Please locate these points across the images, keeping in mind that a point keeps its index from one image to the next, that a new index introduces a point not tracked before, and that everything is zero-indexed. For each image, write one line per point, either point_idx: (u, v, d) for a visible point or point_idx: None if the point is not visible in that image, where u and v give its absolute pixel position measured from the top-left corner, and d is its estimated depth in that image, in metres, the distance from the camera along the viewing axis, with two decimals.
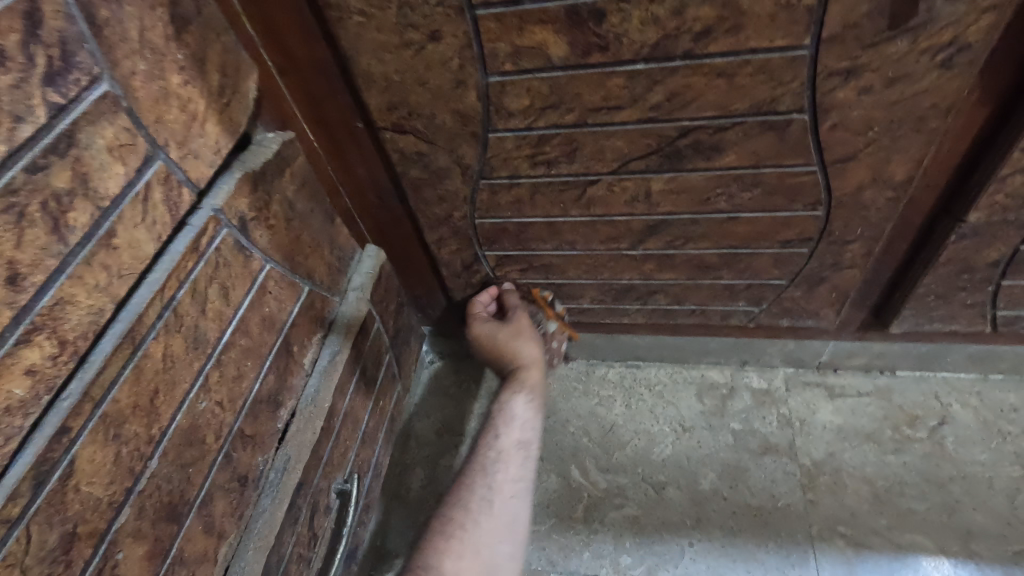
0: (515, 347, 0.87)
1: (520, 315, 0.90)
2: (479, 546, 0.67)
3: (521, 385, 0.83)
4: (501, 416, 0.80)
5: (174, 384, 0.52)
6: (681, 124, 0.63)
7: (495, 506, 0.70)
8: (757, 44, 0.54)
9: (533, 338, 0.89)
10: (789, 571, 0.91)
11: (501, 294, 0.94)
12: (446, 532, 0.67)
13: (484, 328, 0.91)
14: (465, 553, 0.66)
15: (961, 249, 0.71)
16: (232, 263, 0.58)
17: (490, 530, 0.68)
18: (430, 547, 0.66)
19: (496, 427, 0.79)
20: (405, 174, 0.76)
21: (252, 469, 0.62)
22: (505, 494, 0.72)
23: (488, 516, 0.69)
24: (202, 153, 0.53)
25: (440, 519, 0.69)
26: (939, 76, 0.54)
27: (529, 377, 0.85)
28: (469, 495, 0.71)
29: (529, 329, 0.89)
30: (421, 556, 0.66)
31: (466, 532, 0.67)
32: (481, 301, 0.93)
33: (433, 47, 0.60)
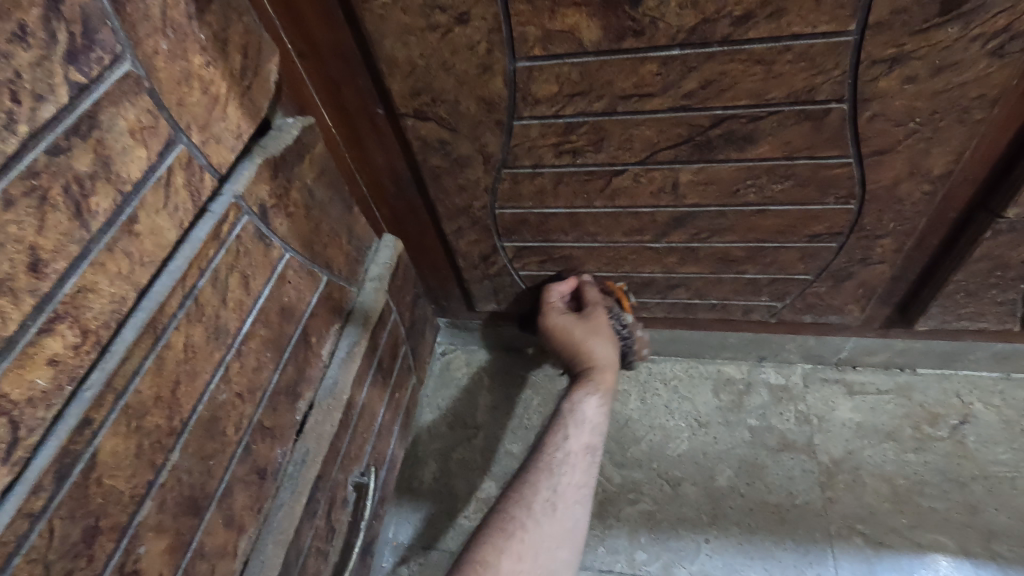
0: (589, 344, 0.84)
1: (599, 312, 0.85)
2: (538, 548, 0.64)
3: (593, 386, 0.80)
4: (570, 415, 0.77)
5: (195, 374, 0.50)
6: (714, 113, 0.61)
7: (558, 510, 0.68)
8: (799, 29, 0.52)
9: (608, 338, 0.85)
10: (807, 569, 0.90)
11: (581, 286, 0.89)
12: (508, 529, 0.65)
13: (559, 320, 0.86)
14: (525, 555, 0.63)
15: (996, 246, 0.70)
16: (253, 251, 0.57)
17: (550, 535, 0.66)
18: (487, 543, 0.64)
19: (564, 427, 0.76)
20: (426, 162, 0.74)
21: (271, 462, 0.61)
22: (569, 499, 0.69)
23: (551, 520, 0.67)
24: (224, 137, 0.52)
25: (500, 515, 0.67)
26: (987, 64, 0.52)
27: (603, 378, 0.81)
28: (533, 495, 0.68)
29: (607, 327, 0.85)
30: (477, 551, 0.63)
31: (528, 532, 0.65)
32: (558, 290, 0.89)
33: (461, 30, 0.58)
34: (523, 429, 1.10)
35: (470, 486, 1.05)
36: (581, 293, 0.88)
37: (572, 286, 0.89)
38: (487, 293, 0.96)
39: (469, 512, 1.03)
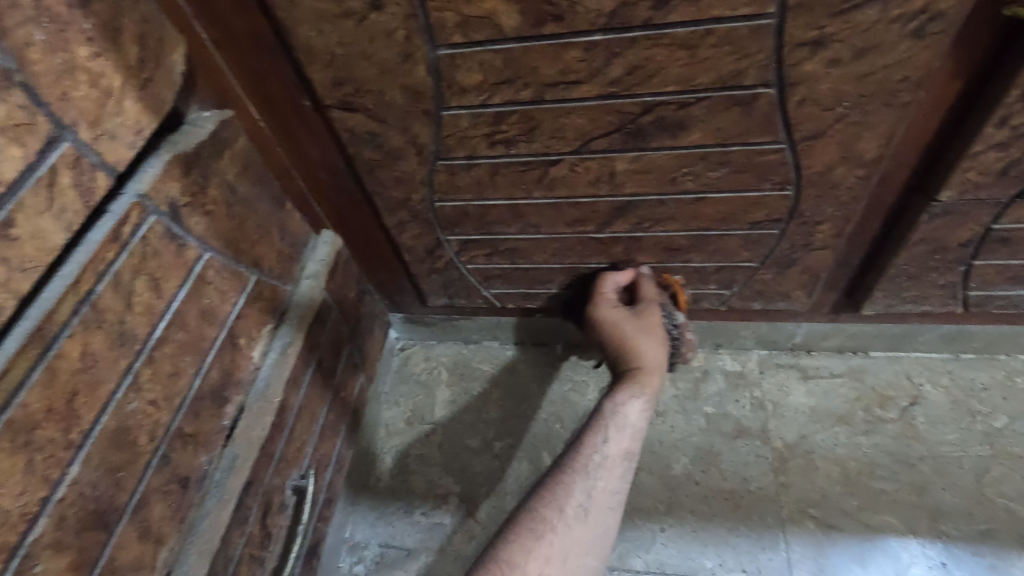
0: (639, 342, 0.78)
1: (653, 308, 0.81)
2: (566, 554, 0.63)
3: (640, 388, 0.74)
4: (611, 416, 0.73)
5: (97, 384, 0.48)
6: (643, 100, 0.59)
7: (590, 517, 0.66)
8: (719, 12, 0.51)
9: (658, 337, 0.79)
10: (760, 554, 0.90)
11: (637, 278, 0.84)
12: (536, 530, 0.63)
13: (609, 313, 0.82)
14: (552, 559, 0.62)
15: (933, 229, 0.70)
16: (163, 252, 0.54)
17: (580, 541, 0.64)
18: (513, 541, 0.62)
19: (604, 427, 0.72)
20: (358, 155, 0.71)
21: (194, 469, 0.59)
22: (603, 505, 0.67)
23: (581, 525, 0.65)
24: (120, 133, 0.49)
25: (530, 513, 0.65)
26: (909, 46, 0.51)
27: (649, 381, 0.76)
28: (565, 499, 0.66)
29: (659, 326, 0.80)
30: (503, 550, 0.62)
31: (557, 536, 0.63)
32: (613, 281, 0.83)
33: (376, 17, 0.55)
34: (481, 423, 1.08)
35: (428, 483, 1.04)
36: (637, 286, 0.83)
37: (628, 279, 0.84)
38: (438, 287, 0.94)
39: (426, 509, 1.01)
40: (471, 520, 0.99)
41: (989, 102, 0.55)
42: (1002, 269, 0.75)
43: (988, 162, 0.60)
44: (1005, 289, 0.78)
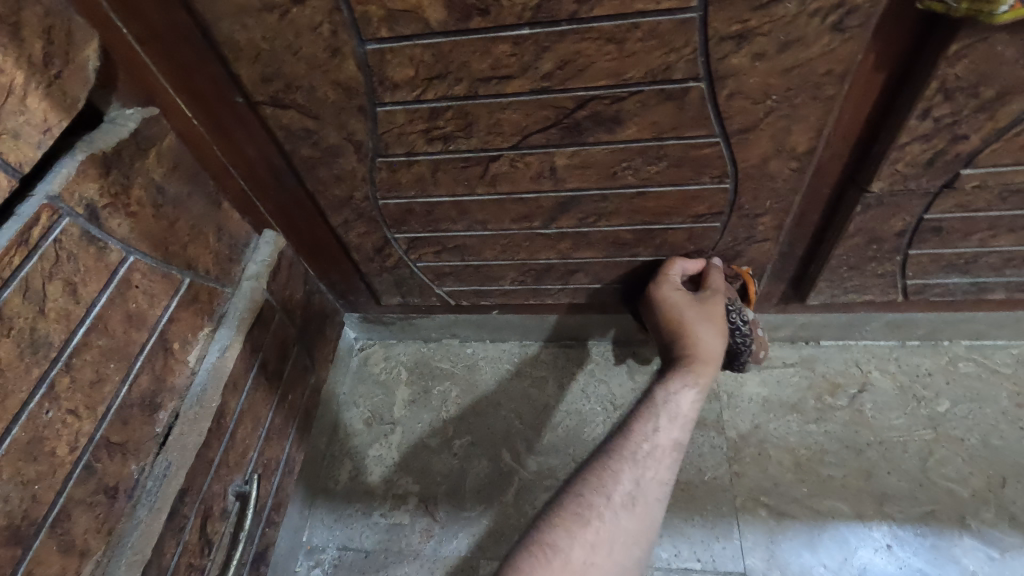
0: (698, 331, 0.77)
1: (719, 299, 0.77)
2: (611, 542, 0.63)
3: (693, 378, 0.74)
4: (664, 404, 0.73)
5: (5, 394, 0.46)
6: (577, 94, 0.59)
7: (639, 507, 0.65)
8: (643, 6, 0.51)
9: (719, 329, 0.77)
10: (714, 543, 0.92)
11: (707, 268, 0.80)
12: (582, 515, 0.64)
13: (673, 295, 0.79)
14: (598, 547, 0.62)
15: (867, 220, 0.71)
16: (79, 256, 0.52)
17: (626, 530, 0.64)
18: (558, 527, 0.63)
19: (656, 416, 0.72)
20: (296, 152, 0.70)
21: (124, 479, 0.57)
22: (651, 495, 0.67)
23: (629, 515, 0.65)
24: (23, 132, 0.47)
25: (576, 498, 0.66)
26: (830, 40, 0.52)
27: (702, 371, 0.75)
28: (614, 486, 0.66)
29: (722, 318, 0.78)
30: (546, 535, 0.63)
31: (603, 523, 0.64)
32: (682, 266, 0.80)
33: (300, 11, 0.54)
34: (441, 422, 1.07)
35: (386, 483, 1.03)
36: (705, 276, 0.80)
37: (698, 267, 0.80)
38: (390, 286, 0.93)
39: (385, 510, 1.00)
40: (431, 520, 0.98)
41: (911, 94, 0.56)
42: (936, 258, 0.76)
43: (915, 153, 0.62)
44: (941, 277, 0.80)
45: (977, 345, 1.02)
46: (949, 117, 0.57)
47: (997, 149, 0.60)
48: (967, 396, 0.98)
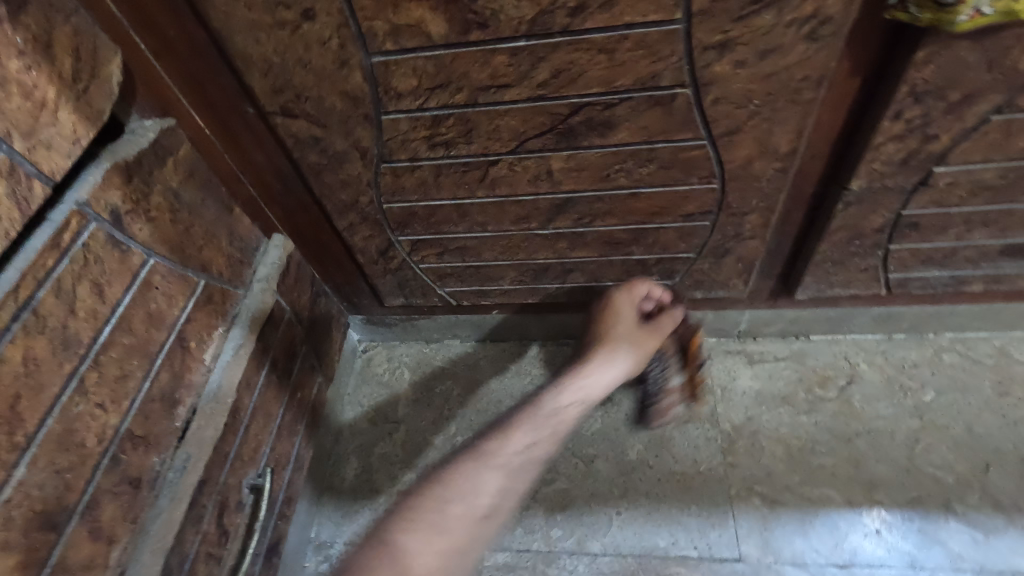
0: (616, 349, 0.81)
1: (653, 337, 0.84)
2: (458, 553, 0.53)
3: (585, 390, 0.74)
4: (540, 414, 0.66)
5: (40, 388, 0.49)
6: (571, 101, 0.63)
7: (492, 519, 0.56)
8: (631, 18, 0.54)
9: (634, 359, 0.82)
10: (710, 532, 0.95)
11: (668, 306, 0.89)
12: (431, 519, 0.54)
13: (620, 307, 0.86)
14: (445, 556, 0.52)
15: (849, 216, 0.75)
16: (105, 258, 0.56)
17: (475, 541, 0.54)
18: (407, 527, 0.53)
19: (527, 424, 0.64)
20: (304, 159, 0.73)
21: (147, 471, 0.60)
22: (511, 506, 0.57)
23: (481, 524, 0.55)
24: (56, 143, 0.50)
25: (427, 497, 0.55)
26: (805, 48, 0.56)
27: (595, 386, 0.75)
28: (472, 488, 0.56)
29: (644, 352, 0.83)
30: (389, 538, 0.52)
31: (453, 528, 0.54)
32: (647, 288, 0.87)
33: (309, 26, 0.57)
34: (444, 420, 1.10)
35: (392, 480, 1.06)
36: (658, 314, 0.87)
37: (659, 300, 0.88)
38: (393, 287, 0.96)
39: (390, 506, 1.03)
40: None
41: (884, 97, 0.60)
42: (916, 252, 0.80)
43: (890, 153, 0.65)
44: (921, 271, 0.84)
45: (960, 337, 1.06)
46: (920, 118, 0.61)
47: (967, 147, 0.64)
48: (952, 385, 1.02)
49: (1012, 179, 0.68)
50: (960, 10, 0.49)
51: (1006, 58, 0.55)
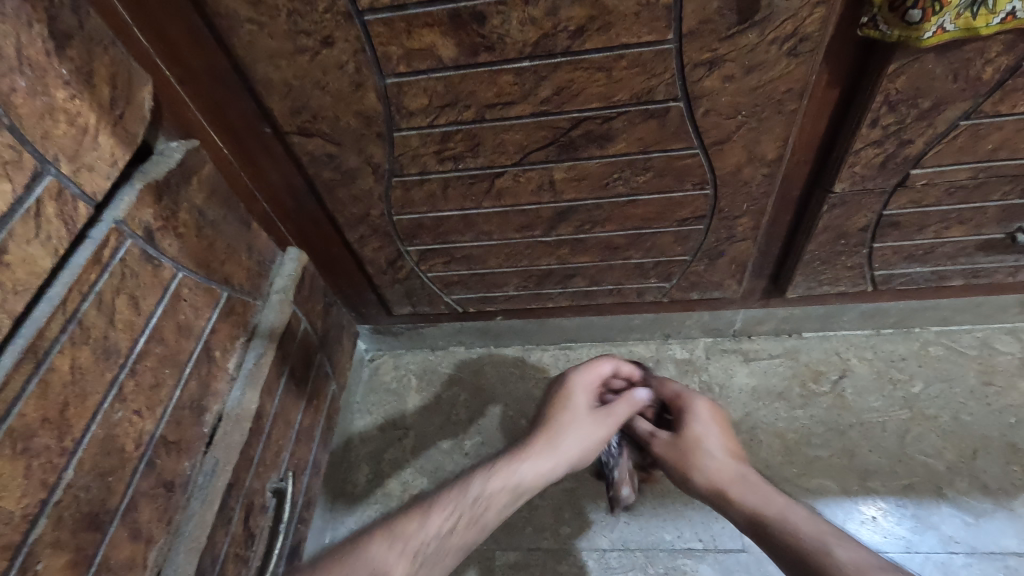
0: (563, 433, 0.76)
1: (608, 427, 0.78)
2: None
3: (516, 468, 0.71)
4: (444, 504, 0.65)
5: (85, 395, 0.53)
6: (572, 115, 0.67)
7: None
8: (626, 40, 0.59)
9: (581, 449, 0.75)
10: (713, 523, 0.98)
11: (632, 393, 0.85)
12: None
13: (578, 392, 0.81)
14: None
15: (834, 217, 0.80)
16: (140, 272, 0.59)
17: None
18: None
19: (426, 521, 0.62)
20: (318, 176, 0.77)
21: (179, 474, 0.63)
22: None
23: None
24: (97, 166, 0.54)
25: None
26: (787, 63, 0.61)
27: (529, 469, 0.71)
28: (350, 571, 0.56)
29: (593, 445, 0.76)
30: None
31: None
32: (610, 368, 0.86)
33: (328, 52, 0.62)
34: (451, 424, 1.14)
35: (403, 484, 1.08)
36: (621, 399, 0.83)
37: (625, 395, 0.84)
38: (401, 296, 1.00)
39: None
40: None
41: (861, 106, 0.65)
42: (898, 249, 0.85)
43: (869, 157, 0.70)
44: (904, 267, 0.88)
45: (944, 330, 1.11)
46: (894, 125, 0.66)
47: (939, 151, 0.69)
48: (938, 376, 1.06)
49: (983, 179, 0.73)
50: (925, 28, 0.54)
51: (970, 69, 0.60)
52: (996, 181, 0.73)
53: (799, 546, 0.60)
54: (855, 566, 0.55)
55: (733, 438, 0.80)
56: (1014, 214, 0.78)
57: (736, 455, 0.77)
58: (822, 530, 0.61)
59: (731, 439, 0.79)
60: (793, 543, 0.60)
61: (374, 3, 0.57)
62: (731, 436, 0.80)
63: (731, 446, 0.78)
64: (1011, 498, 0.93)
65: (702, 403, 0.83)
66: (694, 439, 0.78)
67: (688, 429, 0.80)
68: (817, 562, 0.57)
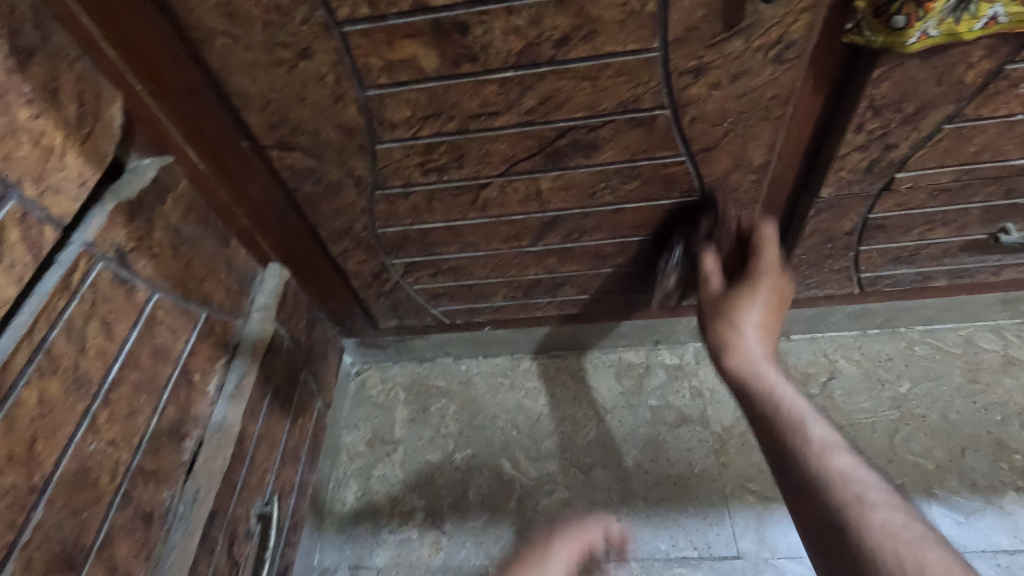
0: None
1: None
2: None
3: None
4: None
5: (55, 428, 0.50)
6: (558, 125, 0.66)
7: None
8: (612, 48, 0.58)
9: None
10: (708, 531, 0.97)
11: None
12: None
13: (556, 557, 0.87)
14: None
15: (821, 221, 0.80)
16: (112, 296, 0.57)
17: None
18: None
19: None
20: (299, 190, 0.75)
21: (157, 505, 0.60)
22: None
23: None
24: (64, 187, 0.52)
25: None
26: (773, 70, 0.60)
27: None
28: None
29: None
30: None
31: None
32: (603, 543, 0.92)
33: (306, 64, 0.60)
34: (440, 437, 1.12)
35: (392, 501, 1.06)
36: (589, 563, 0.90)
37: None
38: (387, 308, 0.98)
39: (392, 526, 1.04)
40: (438, 532, 1.02)
41: (847, 111, 0.65)
42: (885, 252, 0.85)
43: (855, 161, 0.70)
44: (890, 269, 0.89)
45: (929, 329, 1.11)
46: (879, 130, 0.66)
47: (923, 154, 0.69)
48: (925, 375, 1.07)
49: (966, 182, 0.73)
50: (909, 34, 0.54)
51: (953, 73, 0.60)
52: (979, 183, 0.73)
53: (794, 445, 0.57)
54: (843, 480, 0.54)
55: (779, 310, 0.70)
56: (997, 215, 0.79)
57: (773, 327, 0.68)
58: (824, 433, 0.58)
59: (776, 313, 0.69)
60: (791, 440, 0.58)
61: (352, 13, 0.55)
62: (778, 307, 0.69)
63: (771, 322, 0.68)
64: (1000, 495, 0.94)
65: (765, 268, 0.70)
66: (736, 305, 0.69)
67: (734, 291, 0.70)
68: (808, 466, 0.55)
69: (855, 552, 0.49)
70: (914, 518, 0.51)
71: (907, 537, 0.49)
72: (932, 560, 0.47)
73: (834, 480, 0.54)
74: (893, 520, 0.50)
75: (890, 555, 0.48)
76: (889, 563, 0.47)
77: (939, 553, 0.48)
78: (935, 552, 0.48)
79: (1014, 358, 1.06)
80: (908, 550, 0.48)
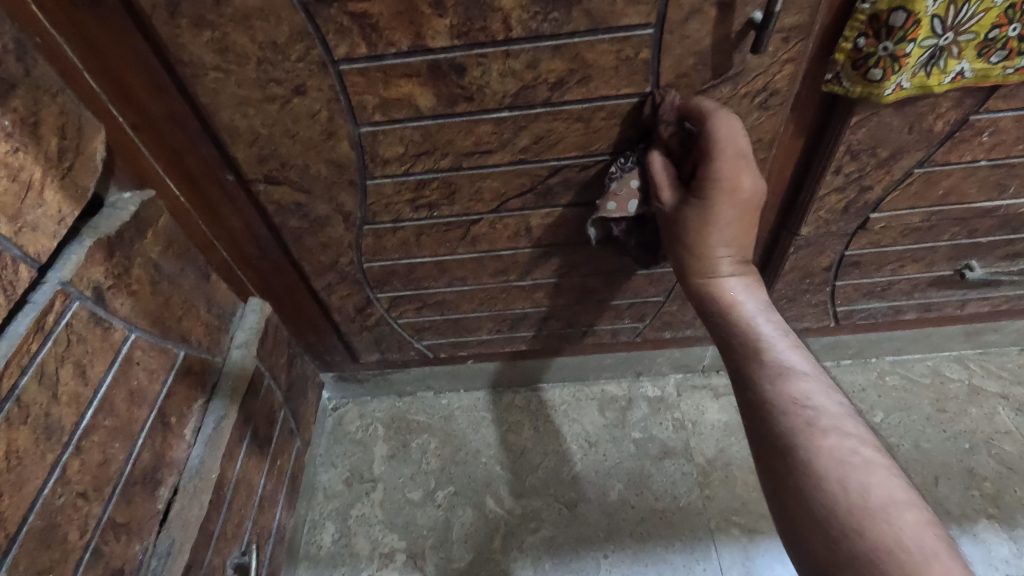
0: None
1: None
2: None
3: None
4: None
5: (22, 482, 0.47)
6: (550, 164, 0.67)
7: None
8: (606, 92, 0.60)
9: None
10: (695, 566, 0.95)
11: None
12: None
13: None
14: None
15: (800, 258, 0.82)
16: (88, 338, 0.54)
17: None
18: None
19: None
20: (284, 224, 0.74)
21: (127, 560, 0.56)
22: None
23: None
24: (42, 225, 0.50)
25: None
26: (758, 115, 0.63)
27: None
28: None
29: None
30: None
31: None
32: None
33: (299, 101, 0.59)
34: (421, 474, 1.09)
35: (371, 543, 1.02)
36: None
37: None
38: (369, 343, 0.96)
39: (372, 571, 0.99)
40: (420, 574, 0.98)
41: (825, 156, 0.68)
42: (859, 287, 0.88)
43: (833, 202, 0.73)
44: (864, 303, 0.92)
45: (899, 360, 1.16)
46: (855, 173, 0.69)
47: (896, 196, 0.73)
48: (897, 405, 1.10)
49: (934, 222, 0.77)
50: (885, 86, 0.56)
51: (923, 122, 0.64)
52: (946, 223, 0.77)
53: (749, 373, 0.56)
54: (795, 407, 0.52)
55: (750, 217, 0.59)
56: (962, 253, 0.83)
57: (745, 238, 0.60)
58: (785, 358, 0.56)
59: (748, 227, 0.60)
60: (751, 365, 0.57)
61: (350, 53, 0.55)
62: (749, 220, 0.60)
63: (744, 239, 0.60)
64: (973, 522, 0.96)
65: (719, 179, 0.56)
66: (695, 228, 0.59)
67: (693, 211, 0.59)
68: (763, 391, 0.54)
69: (801, 476, 0.48)
70: (864, 442, 0.49)
71: (851, 463, 0.47)
72: (874, 482, 0.45)
73: (787, 404, 0.53)
74: (842, 445, 0.49)
75: (832, 479, 0.46)
76: (830, 489, 0.46)
77: (882, 479, 0.46)
78: (879, 478, 0.46)
79: (978, 388, 1.11)
80: (851, 475, 0.46)
